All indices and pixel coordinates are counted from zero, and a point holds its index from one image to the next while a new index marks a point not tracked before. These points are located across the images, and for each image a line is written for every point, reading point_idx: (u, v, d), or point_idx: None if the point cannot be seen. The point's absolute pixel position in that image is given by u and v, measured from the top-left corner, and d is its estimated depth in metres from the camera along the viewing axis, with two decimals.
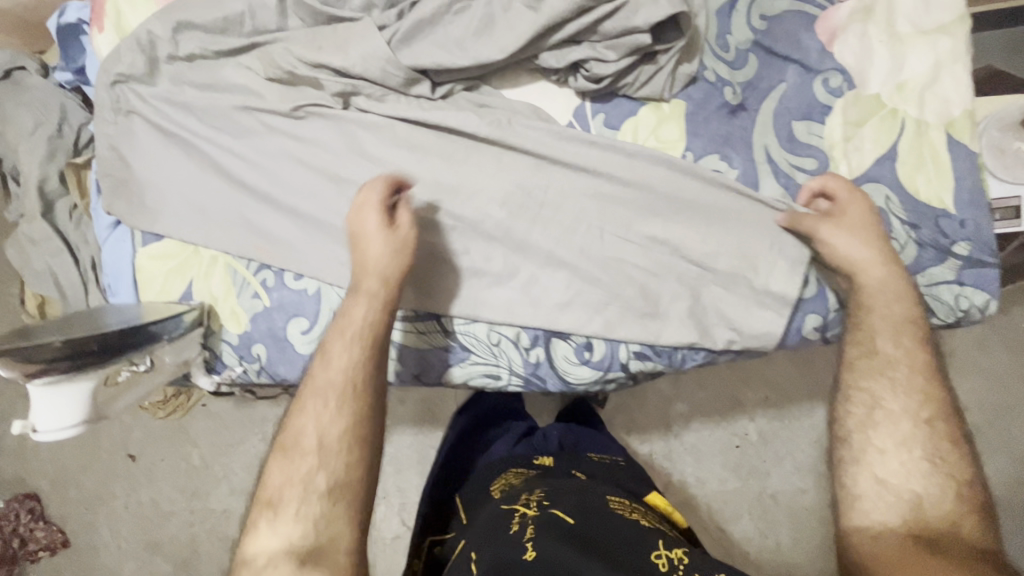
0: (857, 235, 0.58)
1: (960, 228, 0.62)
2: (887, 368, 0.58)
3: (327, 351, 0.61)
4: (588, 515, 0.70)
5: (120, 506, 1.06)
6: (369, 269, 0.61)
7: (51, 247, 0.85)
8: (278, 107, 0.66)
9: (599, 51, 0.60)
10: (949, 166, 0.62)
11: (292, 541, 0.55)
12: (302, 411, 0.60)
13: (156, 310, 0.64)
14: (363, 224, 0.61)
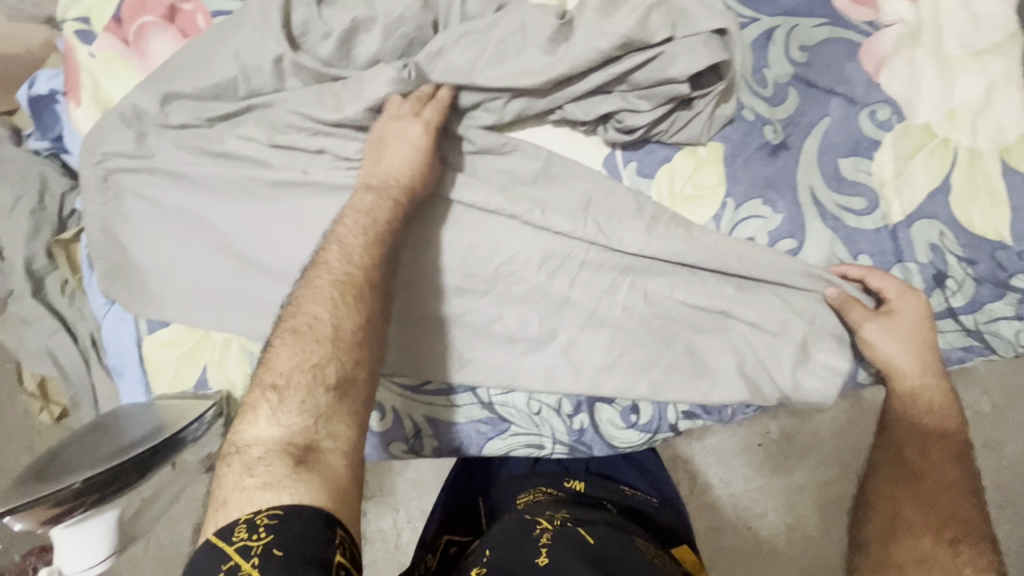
0: (903, 341, 0.57)
1: (1019, 260, 0.58)
2: (912, 484, 0.60)
3: (340, 238, 0.56)
4: (611, 545, 0.60)
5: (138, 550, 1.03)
6: (398, 157, 0.57)
7: (46, 325, 0.80)
8: (288, 178, 0.62)
9: (631, 101, 0.56)
10: (1006, 196, 0.58)
11: (290, 433, 0.48)
12: (312, 295, 0.54)
13: (173, 413, 0.60)
14: (390, 130, 0.58)
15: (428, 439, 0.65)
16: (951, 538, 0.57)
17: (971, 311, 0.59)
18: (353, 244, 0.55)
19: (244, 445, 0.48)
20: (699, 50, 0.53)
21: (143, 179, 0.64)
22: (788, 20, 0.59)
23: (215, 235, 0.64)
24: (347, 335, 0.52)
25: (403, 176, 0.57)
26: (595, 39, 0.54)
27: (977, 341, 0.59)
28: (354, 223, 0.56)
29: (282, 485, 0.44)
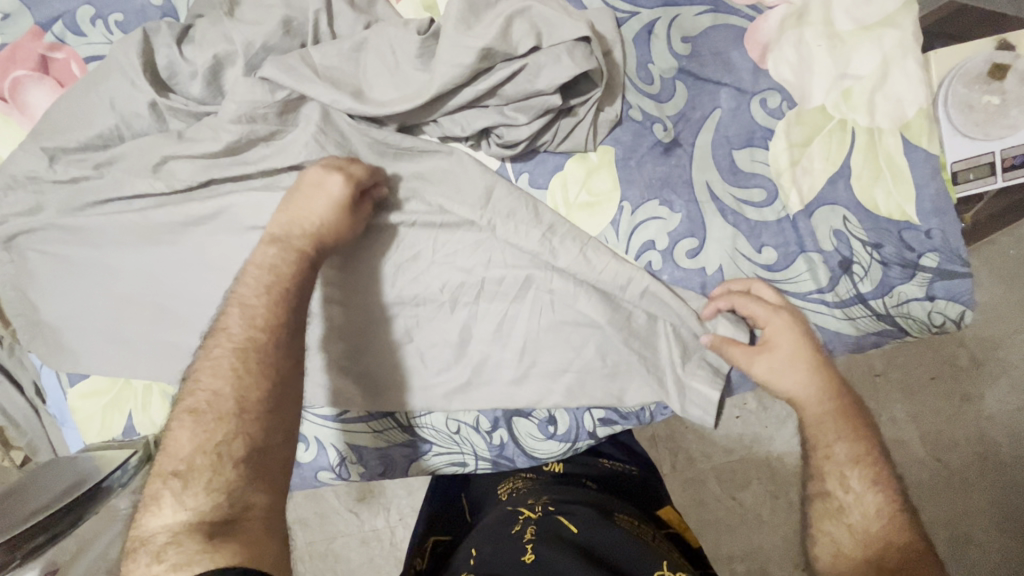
0: (784, 368, 0.54)
1: (926, 239, 0.56)
2: (843, 513, 0.52)
3: (243, 298, 0.52)
4: (598, 527, 0.53)
5: None
6: (317, 208, 0.53)
7: None
8: (181, 222, 0.60)
9: (508, 114, 0.54)
10: (909, 172, 0.56)
11: (200, 514, 0.42)
12: (211, 368, 0.49)
13: (100, 462, 0.62)
14: (315, 179, 0.54)
15: (353, 465, 0.66)
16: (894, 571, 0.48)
17: (879, 296, 0.57)
18: (253, 307, 0.51)
19: (148, 537, 0.42)
20: (562, 59, 0.51)
21: (38, 237, 0.63)
22: (669, 11, 0.57)
23: (119, 285, 0.63)
24: (253, 407, 0.47)
25: (321, 229, 0.53)
26: (458, 46, 0.51)
27: (889, 325, 0.58)
28: (255, 286, 0.52)
29: (194, 561, 0.38)
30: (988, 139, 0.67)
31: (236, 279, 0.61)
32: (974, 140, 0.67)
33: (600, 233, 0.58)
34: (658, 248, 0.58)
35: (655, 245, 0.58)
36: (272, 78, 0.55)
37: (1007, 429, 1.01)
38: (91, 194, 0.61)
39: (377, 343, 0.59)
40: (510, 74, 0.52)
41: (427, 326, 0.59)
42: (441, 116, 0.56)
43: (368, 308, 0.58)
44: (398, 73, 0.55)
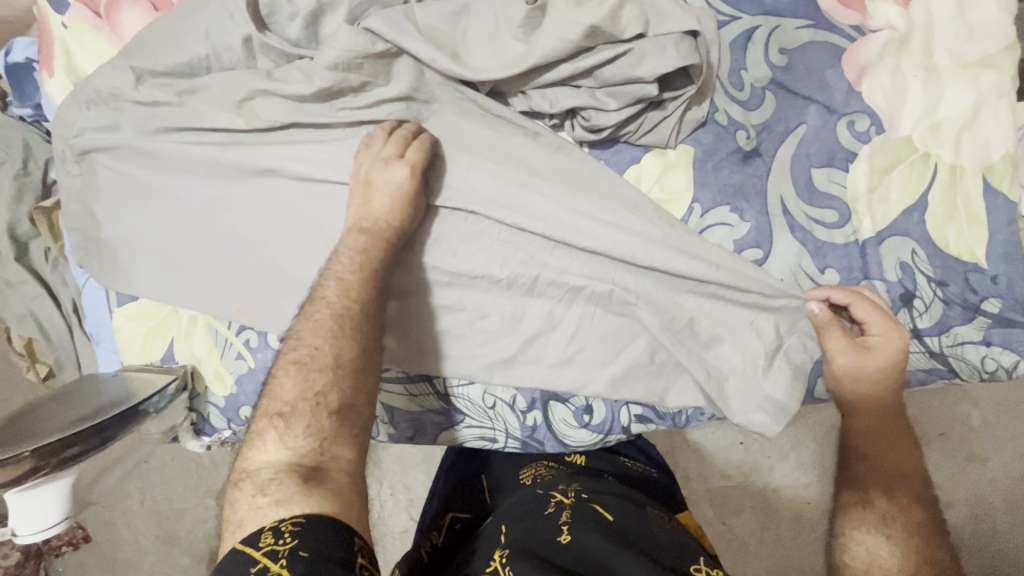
0: (870, 374, 0.56)
1: (992, 284, 0.56)
2: (881, 524, 0.56)
3: (335, 267, 0.54)
4: (633, 519, 0.55)
5: (135, 504, 1.22)
6: (383, 201, 0.55)
7: (29, 290, 0.82)
8: (251, 161, 0.61)
9: (599, 98, 0.55)
10: (984, 214, 0.56)
11: (298, 456, 0.45)
12: (311, 326, 0.51)
13: (138, 384, 0.62)
14: (376, 173, 0.55)
15: (384, 425, 0.66)
16: None
17: (935, 335, 0.57)
18: (349, 276, 0.53)
19: (252, 470, 0.45)
20: (668, 51, 0.51)
21: (110, 154, 0.64)
22: (770, 21, 0.57)
23: (180, 214, 0.64)
24: (347, 364, 0.50)
25: (389, 219, 0.55)
26: (564, 23, 0.52)
27: (940, 364, 0.58)
28: (348, 256, 0.54)
29: (295, 501, 0.42)
30: None
31: (298, 225, 0.62)
32: None
33: None
34: (720, 254, 0.57)
35: (718, 251, 0.58)
36: (373, 29, 0.56)
37: (1007, 493, 1.01)
38: (169, 120, 0.62)
39: (422, 306, 0.59)
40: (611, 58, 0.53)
41: (475, 293, 0.59)
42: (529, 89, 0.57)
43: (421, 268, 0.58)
44: (496, 42, 0.55)
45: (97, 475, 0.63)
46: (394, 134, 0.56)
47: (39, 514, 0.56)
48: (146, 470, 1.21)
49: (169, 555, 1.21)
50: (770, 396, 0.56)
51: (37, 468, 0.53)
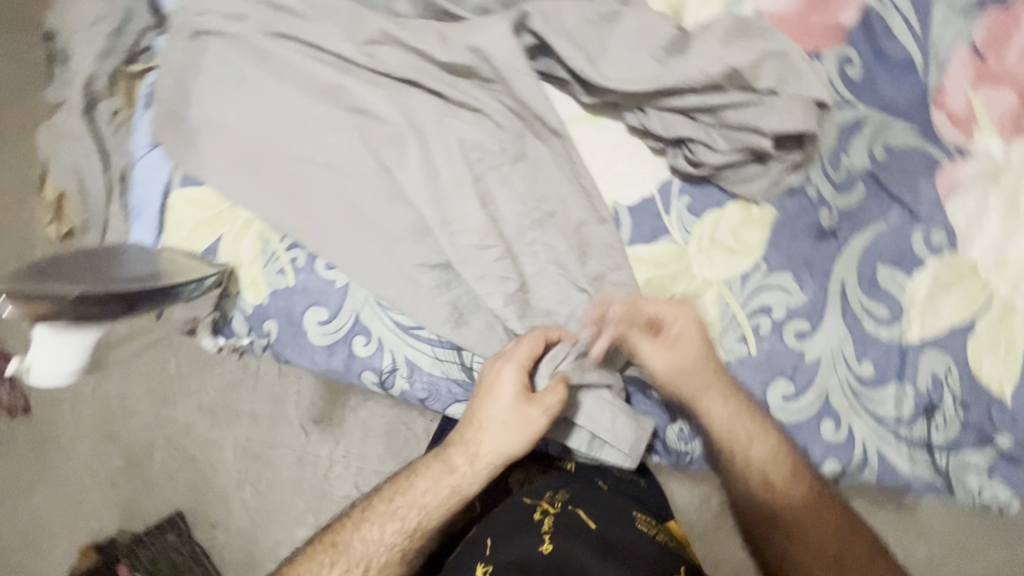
0: (674, 358, 0.61)
1: (1011, 421, 0.59)
2: (766, 471, 0.60)
3: (410, 484, 0.61)
4: (615, 528, 0.60)
5: (88, 390, 1.31)
6: (489, 444, 0.59)
7: (84, 145, 0.80)
8: (358, 91, 0.62)
9: (711, 136, 0.58)
10: (1023, 356, 0.58)
11: None
12: (357, 527, 0.61)
13: (178, 269, 0.61)
14: (496, 385, 0.58)
15: (400, 379, 0.65)
16: (771, 478, 0.60)
17: (945, 452, 0.59)
18: (399, 536, 0.61)
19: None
20: (789, 114, 0.55)
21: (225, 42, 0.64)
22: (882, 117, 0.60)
23: (269, 121, 0.64)
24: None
25: (481, 467, 0.59)
26: (702, 64, 0.55)
27: (942, 482, 0.60)
28: (414, 503, 0.61)
29: None
30: None
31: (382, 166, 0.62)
32: None
33: (726, 279, 0.61)
34: (772, 315, 0.60)
35: (770, 312, 0.60)
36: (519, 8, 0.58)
37: None
38: (294, 29, 0.63)
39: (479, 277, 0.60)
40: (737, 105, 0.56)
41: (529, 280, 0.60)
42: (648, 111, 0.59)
43: (488, 241, 0.59)
44: (631, 55, 0.57)
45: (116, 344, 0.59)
46: (529, 342, 0.58)
47: (61, 358, 0.53)
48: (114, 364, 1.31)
49: (105, 450, 1.30)
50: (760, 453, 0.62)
51: (55, 314, 0.50)
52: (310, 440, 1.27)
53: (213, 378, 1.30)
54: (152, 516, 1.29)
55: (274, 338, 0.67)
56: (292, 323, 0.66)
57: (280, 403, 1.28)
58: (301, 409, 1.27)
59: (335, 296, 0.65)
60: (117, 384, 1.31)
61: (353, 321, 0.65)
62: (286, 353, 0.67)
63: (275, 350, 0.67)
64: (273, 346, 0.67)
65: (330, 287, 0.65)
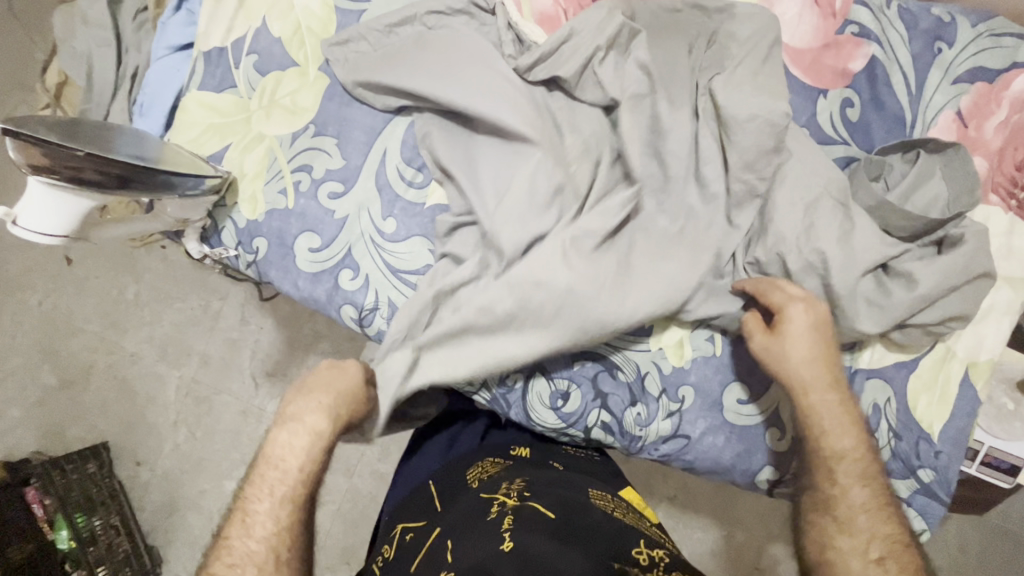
0: (808, 344, 0.58)
1: (934, 457, 0.63)
2: (854, 514, 0.56)
3: (276, 445, 0.58)
4: (571, 509, 0.59)
5: (33, 300, 1.25)
6: (313, 401, 0.58)
7: (102, 35, 0.79)
8: (510, 59, 0.64)
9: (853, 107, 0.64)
10: (955, 400, 0.63)
11: None
12: (223, 573, 0.52)
13: (182, 161, 0.61)
14: (311, 387, 0.60)
15: (379, 319, 0.65)
16: (879, 557, 0.54)
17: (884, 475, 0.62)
18: (289, 483, 0.56)
19: None
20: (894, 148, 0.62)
21: (480, 36, 0.65)
22: (940, 153, 0.60)
23: (428, 39, 0.66)
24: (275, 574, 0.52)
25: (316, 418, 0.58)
26: (723, 84, 0.61)
27: None
28: (277, 472, 0.57)
29: None
30: (1006, 436, 0.74)
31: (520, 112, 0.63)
32: (989, 430, 0.74)
33: None
34: None
35: None
36: None
37: None
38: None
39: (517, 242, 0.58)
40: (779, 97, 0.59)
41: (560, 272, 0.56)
42: (682, 97, 0.63)
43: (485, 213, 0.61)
44: (669, 71, 0.63)
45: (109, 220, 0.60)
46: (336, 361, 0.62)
47: (50, 217, 0.54)
48: (68, 276, 1.26)
49: (37, 365, 1.24)
50: (707, 449, 0.64)
51: (52, 169, 0.51)
52: (259, 393, 1.24)
53: (172, 310, 1.26)
54: (75, 441, 1.22)
55: (261, 256, 0.67)
56: (283, 246, 0.66)
57: (236, 349, 1.25)
58: (255, 359, 1.24)
59: (331, 225, 0.65)
60: (67, 298, 1.26)
61: (344, 253, 0.65)
62: (270, 273, 0.67)
63: (260, 268, 0.67)
64: (259, 264, 0.67)
65: (329, 217, 0.65)
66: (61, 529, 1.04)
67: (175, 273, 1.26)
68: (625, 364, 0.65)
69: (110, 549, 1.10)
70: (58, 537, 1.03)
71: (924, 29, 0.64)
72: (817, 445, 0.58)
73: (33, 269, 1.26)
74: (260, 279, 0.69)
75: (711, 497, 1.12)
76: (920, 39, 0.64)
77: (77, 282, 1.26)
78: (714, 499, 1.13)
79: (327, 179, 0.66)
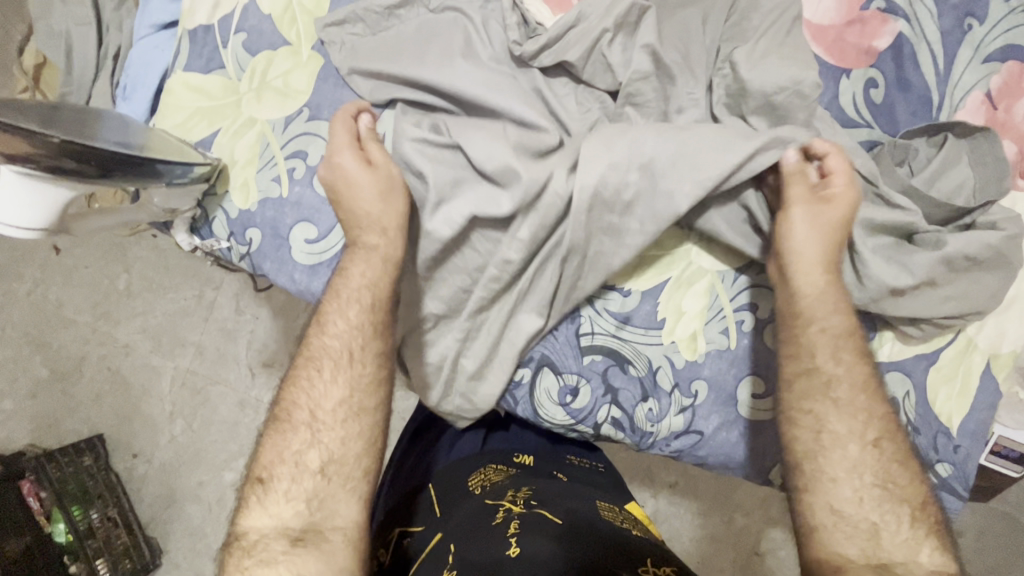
0: (823, 216, 0.55)
1: (953, 451, 0.61)
2: (829, 391, 0.54)
3: (345, 273, 0.58)
4: (577, 518, 0.57)
5: (21, 290, 1.22)
6: (364, 192, 0.58)
7: (80, 12, 0.74)
8: (514, 42, 0.60)
9: (877, 90, 0.61)
10: (976, 393, 0.61)
11: (331, 444, 0.53)
12: (307, 385, 0.55)
13: (169, 148, 0.57)
14: (338, 163, 0.58)
15: None
16: (874, 440, 0.52)
17: None
18: (356, 310, 0.57)
19: (290, 418, 0.54)
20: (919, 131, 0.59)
21: (486, 19, 0.61)
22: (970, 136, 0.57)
23: (431, 24, 0.62)
24: (351, 410, 0.55)
25: (376, 215, 0.58)
26: (742, 63, 0.57)
27: None
28: (352, 286, 0.57)
29: (330, 437, 0.53)
30: None
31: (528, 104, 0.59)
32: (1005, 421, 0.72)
33: (720, 270, 0.62)
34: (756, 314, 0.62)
35: (755, 310, 0.62)
36: None
37: None
38: None
39: (521, 247, 0.57)
40: (801, 76, 0.56)
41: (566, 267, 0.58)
42: (698, 77, 0.59)
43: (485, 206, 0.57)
44: (684, 49, 0.60)
45: (91, 211, 0.57)
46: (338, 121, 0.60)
47: (27, 210, 0.50)
48: (56, 266, 1.22)
49: (27, 357, 1.21)
50: (721, 445, 0.62)
51: (26, 158, 0.47)
52: (256, 384, 1.21)
53: (165, 299, 1.23)
54: (68, 434, 1.20)
55: (255, 248, 0.63)
56: (277, 237, 0.63)
57: (231, 339, 1.22)
58: (251, 349, 1.21)
59: (328, 215, 0.62)
60: (56, 288, 1.22)
61: (343, 245, 0.62)
62: (264, 266, 0.64)
63: (254, 261, 0.64)
64: (252, 256, 0.64)
65: (325, 205, 0.62)
66: (58, 522, 1.05)
67: (167, 262, 1.23)
68: (637, 358, 0.62)
69: (108, 542, 1.09)
70: (55, 530, 1.04)
71: (954, 4, 0.61)
72: (794, 323, 0.56)
73: (20, 259, 1.22)
74: (254, 272, 0.66)
75: (714, 484, 1.11)
76: (949, 15, 0.61)
77: (65, 271, 1.22)
78: (717, 488, 1.12)
79: None
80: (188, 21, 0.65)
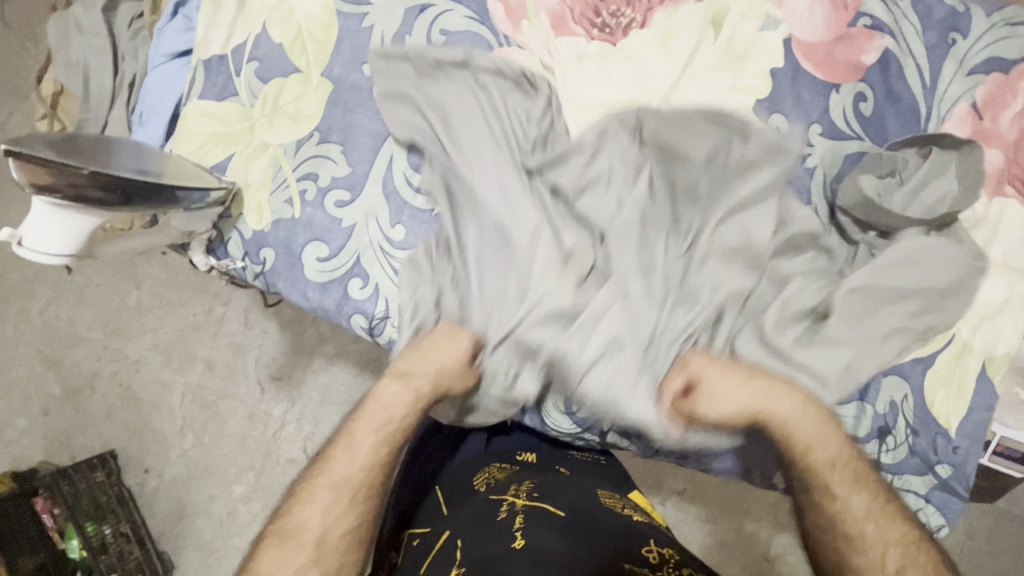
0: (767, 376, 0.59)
1: (952, 452, 0.62)
2: (852, 519, 0.54)
3: (364, 410, 0.60)
4: (579, 509, 0.59)
5: (35, 310, 1.24)
6: (436, 361, 0.60)
7: (97, 43, 0.78)
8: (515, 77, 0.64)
9: (865, 103, 0.63)
10: (973, 396, 0.62)
11: (316, 565, 0.53)
12: (306, 499, 0.56)
13: (187, 174, 0.60)
14: (429, 352, 0.60)
15: (391, 328, 0.64)
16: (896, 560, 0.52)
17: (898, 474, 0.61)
18: (369, 454, 0.58)
19: (288, 530, 0.55)
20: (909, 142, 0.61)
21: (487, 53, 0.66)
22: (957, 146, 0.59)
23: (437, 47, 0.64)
24: (332, 539, 0.55)
25: (426, 381, 0.60)
26: None
27: None
28: (384, 417, 0.60)
29: (319, 562, 0.54)
30: None
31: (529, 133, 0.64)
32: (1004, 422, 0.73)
33: None
34: None
35: None
36: None
37: None
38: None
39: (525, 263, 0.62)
40: None
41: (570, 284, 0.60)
42: None
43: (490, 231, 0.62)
44: None
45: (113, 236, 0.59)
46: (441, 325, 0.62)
47: (57, 235, 0.53)
48: (71, 285, 1.25)
49: (42, 374, 1.23)
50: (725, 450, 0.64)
51: (55, 187, 0.50)
52: (266, 398, 1.23)
53: (176, 316, 1.25)
54: (83, 450, 1.22)
55: (269, 266, 0.66)
56: (290, 255, 0.65)
57: (241, 353, 1.24)
58: (262, 363, 1.23)
59: (339, 234, 0.64)
60: (70, 307, 1.25)
61: (353, 262, 0.64)
62: (278, 284, 0.66)
63: (268, 279, 0.66)
64: (266, 275, 0.66)
65: (336, 225, 0.64)
66: (72, 538, 1.04)
67: (178, 280, 1.25)
68: None
69: (121, 556, 1.10)
70: (68, 547, 1.03)
71: (938, 19, 0.63)
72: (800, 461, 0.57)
73: (34, 280, 1.25)
74: (268, 290, 0.68)
75: (722, 489, 1.12)
76: (933, 30, 0.63)
77: (79, 290, 1.25)
78: (725, 493, 1.13)
79: (333, 186, 0.65)
80: (203, 51, 0.68)
